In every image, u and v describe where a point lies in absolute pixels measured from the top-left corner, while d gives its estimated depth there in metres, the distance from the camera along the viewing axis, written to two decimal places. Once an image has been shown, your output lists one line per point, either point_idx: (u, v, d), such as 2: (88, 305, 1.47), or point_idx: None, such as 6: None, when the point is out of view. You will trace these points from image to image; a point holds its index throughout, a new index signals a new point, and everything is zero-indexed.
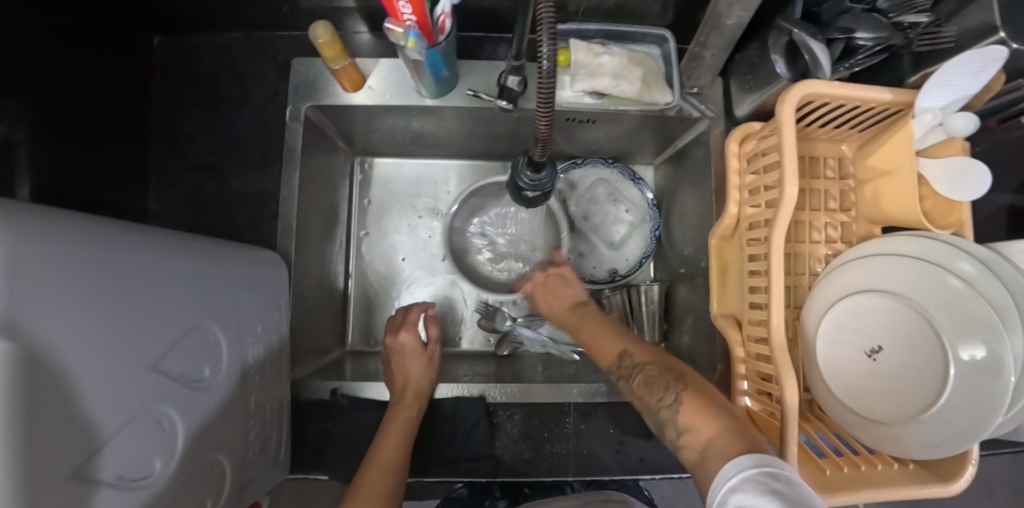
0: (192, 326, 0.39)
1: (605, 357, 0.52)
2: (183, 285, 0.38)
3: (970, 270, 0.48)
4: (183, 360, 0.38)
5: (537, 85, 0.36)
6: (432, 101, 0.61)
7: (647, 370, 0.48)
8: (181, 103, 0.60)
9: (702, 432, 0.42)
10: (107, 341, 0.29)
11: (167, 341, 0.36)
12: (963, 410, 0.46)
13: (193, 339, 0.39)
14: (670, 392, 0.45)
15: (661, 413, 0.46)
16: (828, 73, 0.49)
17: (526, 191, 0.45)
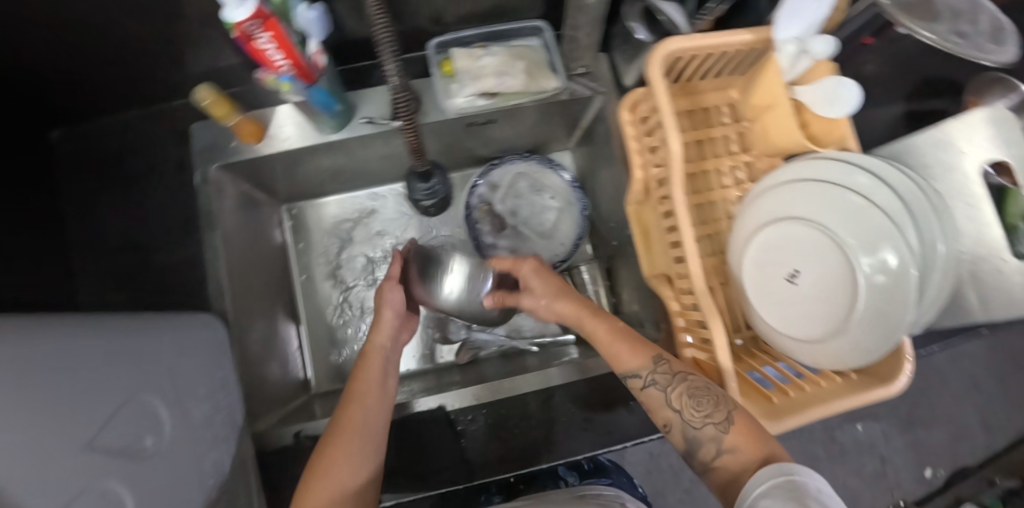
0: (128, 399, 0.41)
1: (631, 356, 0.47)
2: (103, 364, 0.39)
3: (864, 182, 0.50)
4: (121, 433, 0.39)
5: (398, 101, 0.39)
6: (336, 135, 0.62)
7: (688, 381, 0.43)
8: (92, 191, 0.61)
9: (747, 452, 0.38)
10: (39, 427, 0.30)
11: (100, 416, 0.37)
12: (879, 314, 0.48)
13: (129, 411, 0.40)
14: (719, 409, 0.41)
15: (700, 430, 0.41)
16: (686, 28, 0.51)
17: (423, 202, 0.47)
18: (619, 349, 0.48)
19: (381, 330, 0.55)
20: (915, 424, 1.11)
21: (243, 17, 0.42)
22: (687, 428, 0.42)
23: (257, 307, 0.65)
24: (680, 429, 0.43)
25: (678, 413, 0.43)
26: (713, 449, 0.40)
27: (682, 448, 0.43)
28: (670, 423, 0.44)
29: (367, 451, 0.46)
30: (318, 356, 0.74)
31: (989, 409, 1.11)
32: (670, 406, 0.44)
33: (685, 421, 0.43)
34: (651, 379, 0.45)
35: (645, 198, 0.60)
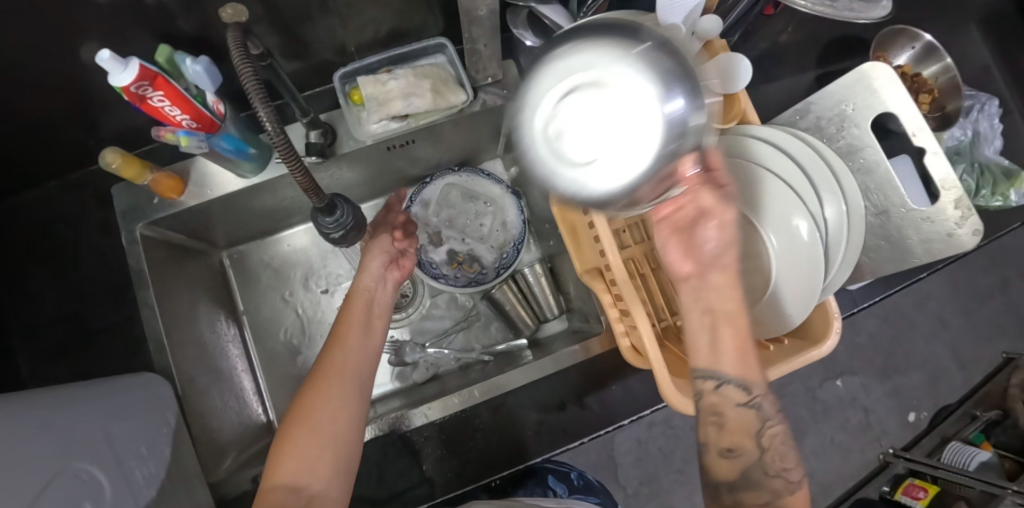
0: (61, 469, 0.40)
1: (735, 356, 0.40)
2: (33, 436, 0.39)
3: (768, 152, 0.51)
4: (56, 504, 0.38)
5: (275, 148, 0.38)
6: (256, 178, 0.63)
7: (782, 429, 0.42)
8: (22, 267, 0.61)
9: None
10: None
11: (33, 486, 0.36)
12: (791, 279, 0.49)
13: (64, 479, 0.40)
14: (796, 468, 0.42)
15: (768, 478, 0.41)
16: (573, 26, 0.52)
17: (332, 233, 0.47)
18: (729, 338, 0.40)
19: (367, 272, 0.58)
20: (891, 371, 1.12)
21: (128, 82, 0.43)
22: (756, 469, 0.40)
23: (204, 358, 0.65)
24: (745, 463, 0.41)
25: (758, 450, 0.41)
26: (766, 495, 0.41)
27: (727, 475, 0.41)
28: (743, 453, 0.41)
29: (352, 390, 0.46)
30: (279, 396, 0.75)
31: (959, 346, 1.13)
32: (757, 438, 0.41)
33: (760, 462, 0.41)
34: (758, 400, 0.41)
35: (567, 196, 0.61)
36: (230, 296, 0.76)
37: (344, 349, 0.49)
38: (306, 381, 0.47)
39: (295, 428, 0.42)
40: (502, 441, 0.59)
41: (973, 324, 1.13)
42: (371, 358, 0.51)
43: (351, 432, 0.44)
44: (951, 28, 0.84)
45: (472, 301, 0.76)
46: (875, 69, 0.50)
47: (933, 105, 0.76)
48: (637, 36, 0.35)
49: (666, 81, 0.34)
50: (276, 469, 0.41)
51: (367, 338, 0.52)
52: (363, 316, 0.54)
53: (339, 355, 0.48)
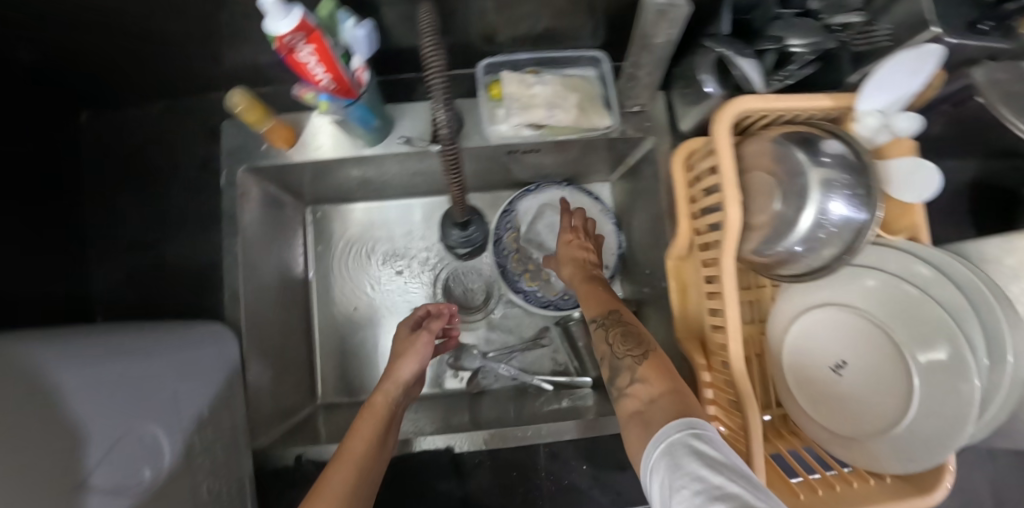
0: (126, 431, 0.39)
1: (592, 306, 0.54)
2: (97, 395, 0.38)
3: (926, 273, 0.46)
4: (120, 467, 0.38)
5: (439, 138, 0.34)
6: (369, 150, 0.59)
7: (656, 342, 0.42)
8: (113, 181, 0.59)
9: (654, 385, 0.41)
10: (16, 482, 0.29)
11: (88, 460, 0.35)
12: (929, 418, 0.43)
13: (126, 444, 0.39)
14: (639, 347, 0.45)
15: (621, 362, 0.45)
16: (762, 86, 0.47)
17: (458, 248, 0.43)
18: (589, 300, 0.55)
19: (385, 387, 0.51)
20: None
21: (285, 30, 0.39)
22: (613, 359, 0.46)
23: (270, 316, 0.63)
24: (608, 363, 0.47)
25: (609, 349, 0.47)
26: (627, 377, 0.44)
27: (607, 378, 0.46)
28: (601, 357, 0.48)
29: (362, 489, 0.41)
30: (326, 364, 0.73)
31: None
32: (605, 343, 0.48)
33: (613, 353, 0.46)
34: (601, 323, 0.51)
35: (687, 253, 0.57)
36: (304, 251, 0.74)
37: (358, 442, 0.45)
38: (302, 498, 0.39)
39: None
40: (554, 488, 0.55)
41: None
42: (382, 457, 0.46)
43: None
44: None
45: (543, 324, 0.73)
46: None
47: None
48: (820, 148, 0.46)
49: (832, 185, 0.45)
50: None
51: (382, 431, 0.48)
52: (380, 420, 0.49)
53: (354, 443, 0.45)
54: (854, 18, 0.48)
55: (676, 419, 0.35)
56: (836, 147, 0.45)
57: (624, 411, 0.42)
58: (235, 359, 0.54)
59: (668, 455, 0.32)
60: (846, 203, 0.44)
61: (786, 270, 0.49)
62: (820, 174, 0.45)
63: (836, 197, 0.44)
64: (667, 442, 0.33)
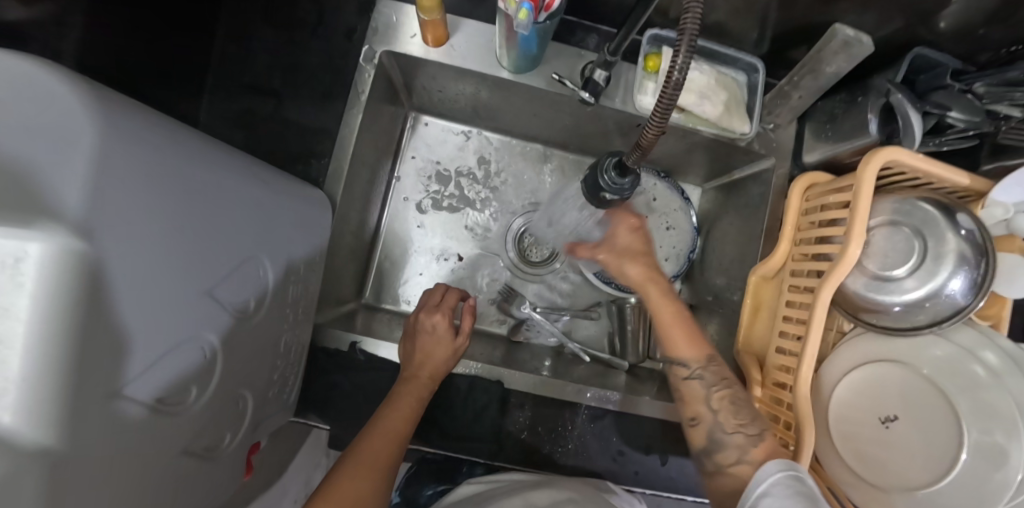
0: (247, 258, 0.38)
1: (688, 348, 0.51)
2: (240, 211, 0.37)
3: (994, 361, 0.49)
4: (234, 291, 0.37)
5: (659, 94, 0.34)
6: (509, 75, 0.59)
7: (732, 393, 0.50)
8: (251, 18, 0.57)
9: (762, 469, 0.44)
10: (151, 280, 0.28)
11: (220, 269, 0.35)
12: (963, 491, 0.47)
13: (247, 270, 0.38)
14: (753, 424, 0.47)
15: (730, 437, 0.47)
16: (915, 143, 0.49)
17: (605, 193, 0.44)
18: (677, 336, 0.52)
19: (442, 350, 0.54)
20: None
21: None
22: (716, 430, 0.48)
23: (355, 204, 0.62)
24: (707, 428, 0.49)
25: (712, 413, 0.49)
26: (734, 453, 0.46)
27: (700, 444, 0.49)
28: (699, 419, 0.49)
29: (388, 476, 0.44)
30: (379, 269, 0.73)
31: None
32: (707, 404, 0.49)
33: (717, 424, 0.48)
34: (699, 373, 0.50)
35: (773, 275, 0.59)
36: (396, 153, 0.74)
37: (398, 414, 0.48)
38: (341, 456, 0.45)
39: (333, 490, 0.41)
40: (580, 450, 0.57)
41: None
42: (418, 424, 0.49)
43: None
44: None
45: (596, 298, 0.75)
46: None
47: None
48: (959, 219, 0.49)
49: (963, 262, 0.48)
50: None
51: (425, 399, 0.50)
52: (429, 380, 0.51)
53: (392, 418, 0.47)
54: (1016, 112, 0.48)
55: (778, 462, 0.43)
56: (969, 223, 0.49)
57: (719, 485, 0.47)
58: (324, 232, 0.53)
59: (775, 490, 0.40)
60: (965, 281, 0.48)
61: (879, 319, 0.52)
62: (956, 245, 0.48)
63: (960, 273, 0.48)
64: (772, 478, 0.41)
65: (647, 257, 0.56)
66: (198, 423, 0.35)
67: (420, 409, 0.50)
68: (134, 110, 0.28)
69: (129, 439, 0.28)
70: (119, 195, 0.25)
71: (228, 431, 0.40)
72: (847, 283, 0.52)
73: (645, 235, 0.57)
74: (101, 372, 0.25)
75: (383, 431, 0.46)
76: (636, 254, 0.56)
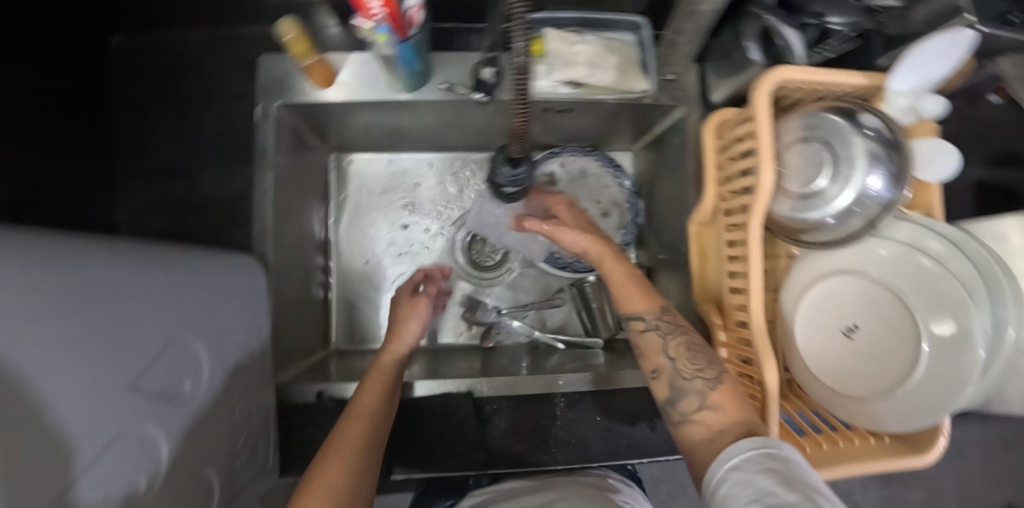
0: (171, 341, 0.39)
1: (641, 302, 0.52)
2: (152, 301, 0.38)
3: (938, 248, 0.50)
4: (163, 376, 0.38)
5: (514, 78, 0.34)
6: (406, 96, 0.59)
7: (687, 340, 0.49)
8: (145, 107, 0.58)
9: (724, 414, 0.43)
10: (76, 383, 0.28)
11: (143, 359, 0.36)
12: (936, 381, 0.47)
13: (173, 353, 0.39)
14: (710, 366, 0.46)
15: (689, 382, 0.46)
16: (801, 58, 0.49)
17: (505, 187, 0.45)
18: (630, 293, 0.53)
19: (404, 339, 0.55)
20: (894, 481, 1.10)
21: None
22: (676, 377, 0.47)
23: (295, 256, 0.63)
24: (668, 378, 0.48)
25: (671, 361, 0.48)
26: (696, 400, 0.45)
27: (663, 395, 0.48)
28: (660, 369, 0.48)
29: (384, 403, 0.46)
30: (340, 313, 0.74)
31: (974, 482, 1.09)
32: (665, 353, 0.49)
33: (676, 371, 0.47)
34: (655, 324, 0.50)
35: (710, 220, 0.59)
36: (326, 196, 0.74)
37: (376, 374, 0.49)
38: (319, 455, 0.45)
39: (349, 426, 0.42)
40: (569, 437, 0.57)
41: (995, 481, 1.09)
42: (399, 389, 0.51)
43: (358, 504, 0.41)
44: None
45: (559, 285, 0.74)
46: None
47: None
48: (862, 121, 0.49)
49: (876, 160, 0.48)
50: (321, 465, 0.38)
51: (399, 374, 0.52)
52: (397, 357, 0.53)
53: (372, 378, 0.48)
54: (894, 3, 0.49)
55: (754, 437, 0.39)
56: (874, 122, 0.49)
57: (687, 434, 0.45)
58: (262, 295, 0.54)
59: (745, 466, 0.36)
60: (883, 177, 0.48)
61: (820, 236, 0.53)
62: (864, 147, 0.49)
63: (876, 170, 0.48)
64: (744, 454, 0.37)
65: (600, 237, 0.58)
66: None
67: (392, 388, 0.49)
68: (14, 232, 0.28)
69: None
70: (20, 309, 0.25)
71: None
72: (775, 210, 0.53)
73: (580, 215, 0.61)
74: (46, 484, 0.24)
75: (371, 384, 0.47)
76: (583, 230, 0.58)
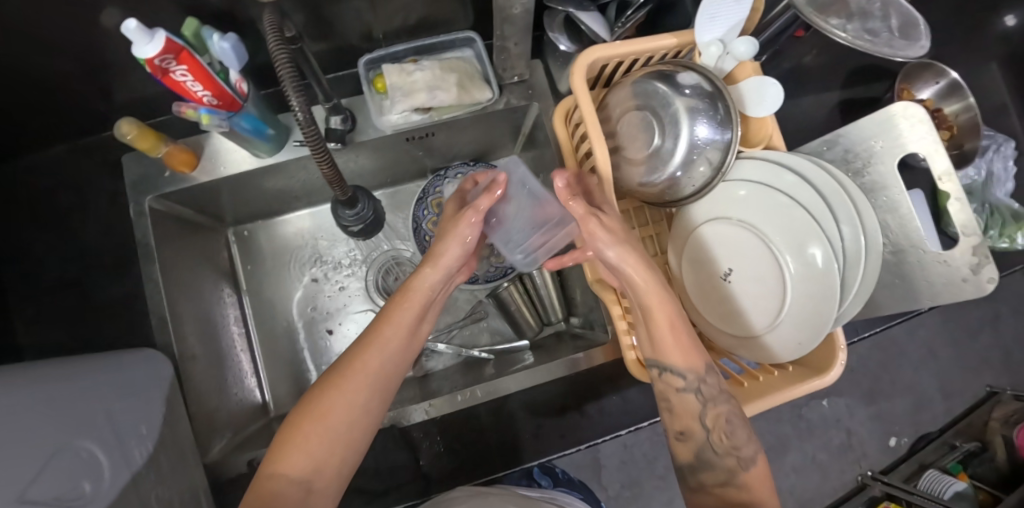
0: (59, 449, 0.40)
1: (688, 360, 0.46)
2: (27, 415, 0.39)
3: (789, 181, 0.51)
4: (56, 484, 0.38)
5: (302, 130, 0.36)
6: (272, 159, 0.62)
7: (732, 410, 0.46)
8: (24, 232, 0.60)
9: (748, 495, 0.45)
10: None
11: (29, 470, 0.36)
12: (806, 308, 0.49)
13: (63, 459, 0.39)
14: (748, 446, 0.45)
15: (721, 458, 0.45)
16: (607, 36, 0.52)
17: (351, 227, 0.47)
18: (672, 352, 0.46)
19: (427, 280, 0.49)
20: (877, 396, 1.11)
21: (154, 54, 0.41)
22: (705, 448, 0.46)
23: (206, 335, 0.65)
24: (696, 443, 0.47)
25: (705, 431, 0.46)
26: (722, 475, 0.46)
27: (686, 458, 0.47)
28: (692, 434, 0.47)
29: (372, 395, 0.43)
30: (276, 379, 0.75)
31: (948, 376, 1.11)
32: (701, 420, 0.46)
33: (709, 442, 0.46)
34: (696, 385, 0.46)
35: None
36: (233, 270, 0.76)
37: (390, 328, 0.46)
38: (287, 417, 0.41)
39: (308, 420, 0.40)
40: (501, 443, 0.59)
41: (968, 369, 1.11)
42: (403, 358, 0.47)
43: (329, 475, 0.40)
44: (976, 61, 0.82)
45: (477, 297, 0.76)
46: (895, 108, 0.50)
47: (952, 141, 0.77)
48: (681, 81, 0.52)
49: (698, 112, 0.51)
50: (281, 454, 0.39)
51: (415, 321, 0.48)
52: (414, 310, 0.48)
53: (371, 356, 0.44)
54: None
55: None
56: (692, 79, 0.51)
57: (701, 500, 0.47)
58: (170, 381, 0.55)
59: None
60: (709, 126, 0.51)
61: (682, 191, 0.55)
62: (684, 104, 0.51)
63: (699, 121, 0.51)
64: None
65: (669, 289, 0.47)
66: None
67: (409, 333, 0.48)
68: None
69: None
70: None
71: None
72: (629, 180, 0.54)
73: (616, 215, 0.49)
74: None
75: (361, 369, 0.43)
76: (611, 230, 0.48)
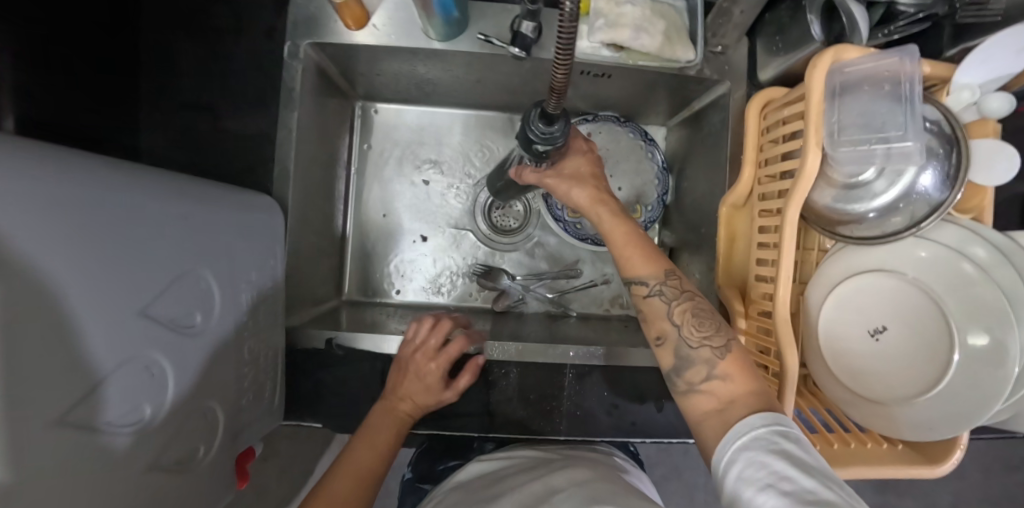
0: (182, 272, 0.37)
1: (644, 263, 0.46)
2: (170, 229, 0.36)
3: (982, 255, 0.47)
4: (174, 305, 0.36)
5: (557, 31, 0.30)
6: (440, 45, 0.56)
7: (694, 303, 0.44)
8: (171, 36, 0.57)
9: (736, 384, 0.39)
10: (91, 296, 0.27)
11: (157, 284, 0.34)
12: (962, 395, 0.46)
13: (183, 285, 0.37)
14: (719, 334, 0.42)
15: (695, 351, 0.42)
16: (864, 37, 0.46)
17: (536, 144, 0.42)
18: (633, 255, 0.47)
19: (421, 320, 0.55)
20: (889, 486, 1.10)
21: None
22: (682, 346, 0.43)
23: (314, 202, 0.63)
24: (673, 345, 0.44)
25: (677, 328, 0.44)
26: (702, 370, 0.41)
27: (667, 363, 0.44)
28: (665, 336, 0.44)
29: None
30: (353, 265, 0.73)
31: (963, 499, 1.09)
32: (670, 319, 0.44)
33: (682, 339, 0.43)
34: (659, 290, 0.45)
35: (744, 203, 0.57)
36: (350, 139, 0.73)
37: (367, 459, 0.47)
38: None
39: None
40: (573, 410, 0.57)
41: (985, 499, 1.09)
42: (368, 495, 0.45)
43: None
44: None
45: (575, 254, 0.73)
46: None
47: None
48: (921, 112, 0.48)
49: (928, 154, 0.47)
50: None
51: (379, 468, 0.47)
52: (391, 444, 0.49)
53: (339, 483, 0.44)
54: None
55: (754, 415, 0.36)
56: (934, 114, 0.47)
57: (692, 406, 0.41)
58: (278, 234, 0.53)
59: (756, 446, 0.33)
60: (935, 175, 0.46)
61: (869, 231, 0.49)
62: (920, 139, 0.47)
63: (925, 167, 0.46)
64: (755, 432, 0.34)
65: (597, 179, 0.52)
66: (163, 435, 0.35)
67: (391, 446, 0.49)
68: (33, 145, 0.26)
69: (109, 467, 0.29)
70: (23, 222, 0.23)
71: (203, 442, 0.41)
72: (815, 198, 0.50)
73: (595, 157, 0.54)
74: (46, 397, 0.24)
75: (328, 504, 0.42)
76: (582, 177, 0.51)
